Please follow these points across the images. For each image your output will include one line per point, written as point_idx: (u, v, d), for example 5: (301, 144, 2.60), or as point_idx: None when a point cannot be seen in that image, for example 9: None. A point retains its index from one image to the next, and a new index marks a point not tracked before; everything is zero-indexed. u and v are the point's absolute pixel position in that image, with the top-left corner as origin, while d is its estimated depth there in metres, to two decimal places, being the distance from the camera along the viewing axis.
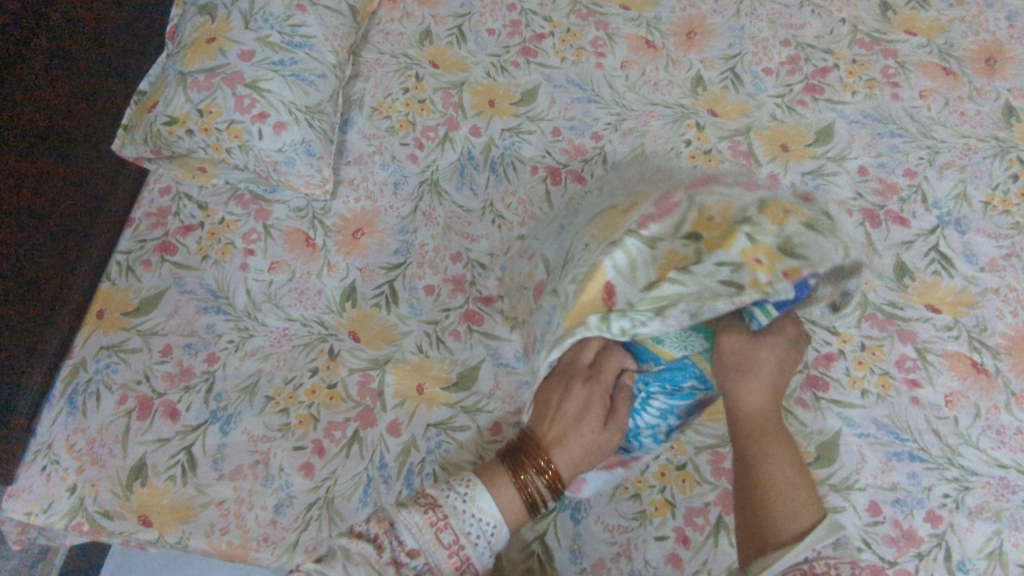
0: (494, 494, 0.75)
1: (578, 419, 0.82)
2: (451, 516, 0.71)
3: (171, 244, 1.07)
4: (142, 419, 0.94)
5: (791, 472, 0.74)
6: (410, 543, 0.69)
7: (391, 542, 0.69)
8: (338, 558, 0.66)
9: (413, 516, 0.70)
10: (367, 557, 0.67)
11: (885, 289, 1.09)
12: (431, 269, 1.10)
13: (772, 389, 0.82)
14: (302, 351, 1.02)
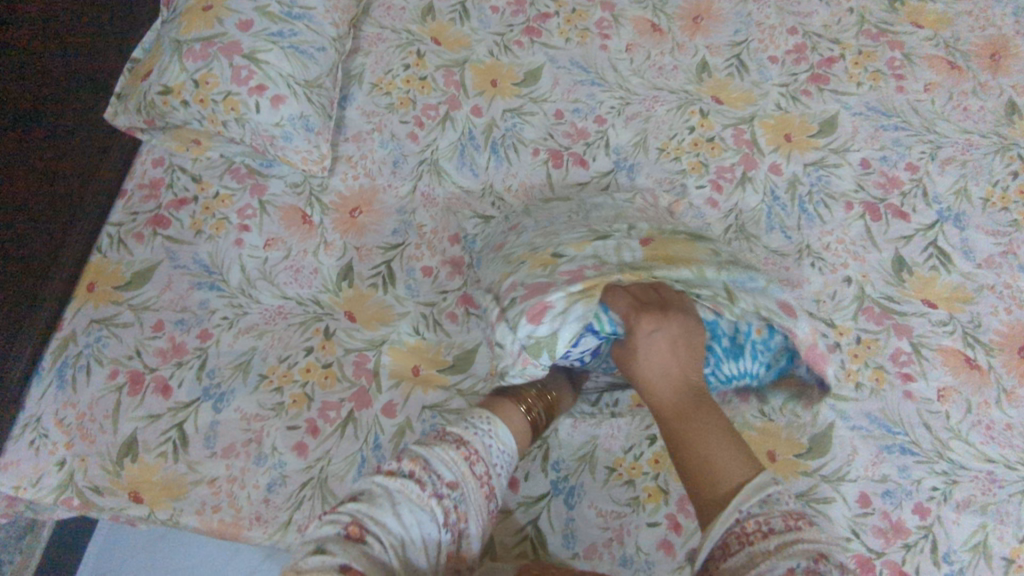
0: (507, 420, 0.84)
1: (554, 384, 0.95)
2: (481, 450, 0.74)
3: (164, 217, 1.05)
4: (133, 394, 0.92)
5: (718, 441, 0.74)
6: (447, 476, 0.68)
7: (430, 477, 0.67)
8: (380, 499, 0.63)
9: (447, 452, 0.71)
10: (408, 495, 0.65)
11: (883, 283, 1.09)
12: (429, 250, 1.09)
13: (669, 380, 0.81)
14: (297, 329, 1.01)
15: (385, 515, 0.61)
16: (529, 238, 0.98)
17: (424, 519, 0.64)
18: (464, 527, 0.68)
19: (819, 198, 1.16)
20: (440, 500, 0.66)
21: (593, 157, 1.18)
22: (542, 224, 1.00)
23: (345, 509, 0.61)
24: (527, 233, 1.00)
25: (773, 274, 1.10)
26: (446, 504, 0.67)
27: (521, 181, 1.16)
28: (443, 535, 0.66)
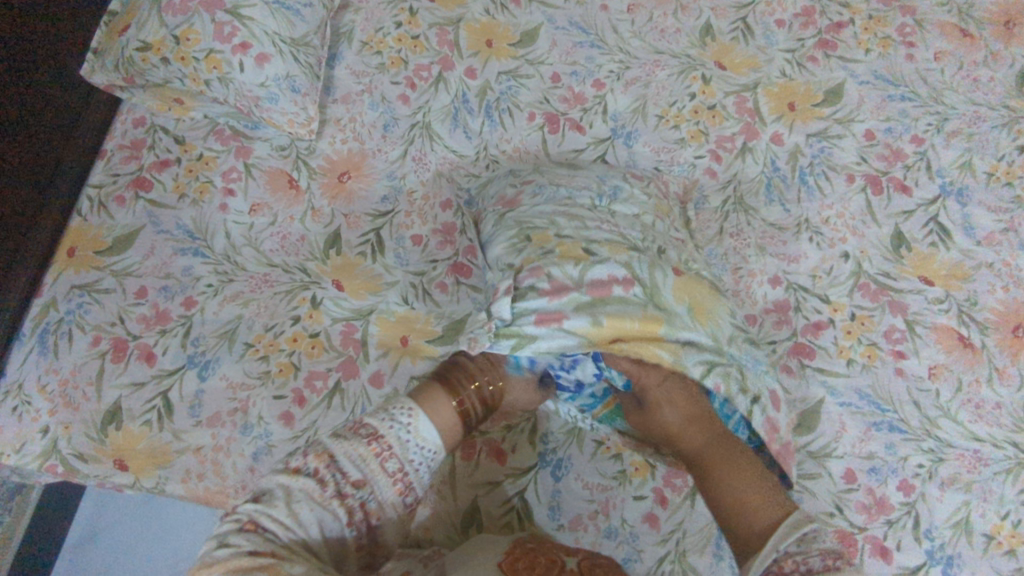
0: (433, 414, 0.75)
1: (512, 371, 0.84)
2: (395, 445, 0.70)
3: (146, 180, 1.02)
4: (116, 361, 0.91)
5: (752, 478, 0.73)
6: (353, 473, 0.66)
7: (334, 475, 0.65)
8: (281, 499, 0.62)
9: (357, 448, 0.68)
10: (310, 493, 0.63)
11: (880, 259, 1.07)
12: (420, 218, 1.06)
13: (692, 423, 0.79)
14: (283, 298, 0.99)
15: (282, 513, 0.61)
16: (541, 209, 0.91)
17: (326, 516, 0.63)
18: (374, 522, 0.67)
19: (820, 169, 1.13)
20: (344, 499, 0.65)
21: (590, 123, 1.14)
22: (556, 199, 0.94)
23: (241, 509, 0.60)
24: (546, 206, 0.92)
25: (770, 248, 1.08)
26: (350, 504, 0.65)
27: (515, 146, 1.13)
28: (348, 532, 0.64)
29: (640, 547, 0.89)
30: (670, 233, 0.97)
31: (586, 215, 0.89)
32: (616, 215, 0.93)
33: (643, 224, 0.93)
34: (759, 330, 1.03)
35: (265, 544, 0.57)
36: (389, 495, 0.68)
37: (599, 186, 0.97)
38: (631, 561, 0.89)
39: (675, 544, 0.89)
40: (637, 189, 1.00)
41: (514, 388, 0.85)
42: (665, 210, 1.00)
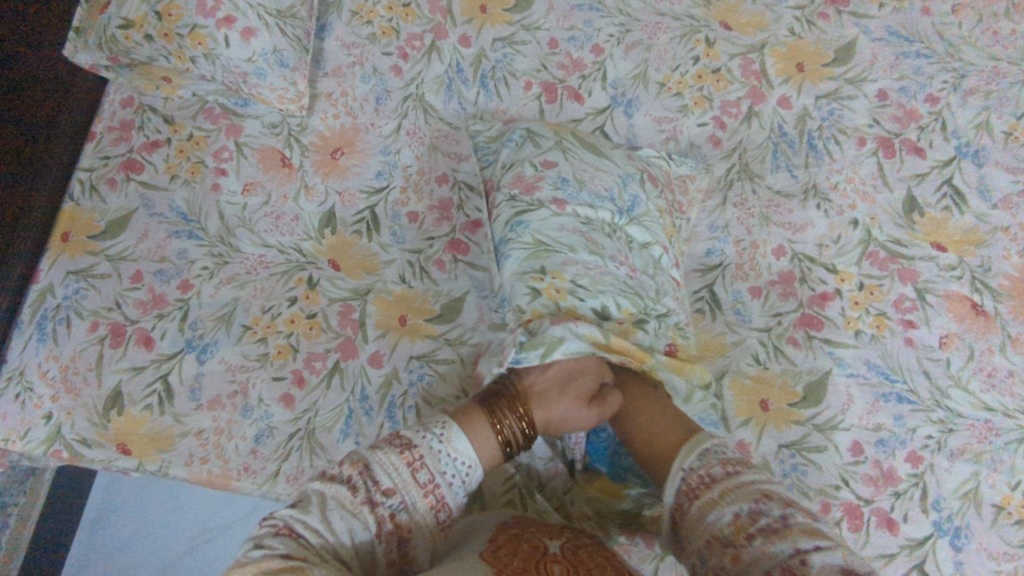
0: (473, 435, 0.68)
1: (560, 386, 0.74)
2: (426, 456, 0.64)
3: (137, 161, 1.01)
4: (115, 346, 0.91)
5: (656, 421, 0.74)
6: (385, 481, 0.61)
7: (366, 482, 0.60)
8: (313, 502, 0.58)
9: (389, 456, 0.62)
10: (341, 500, 0.59)
11: (891, 226, 1.04)
12: (415, 195, 1.04)
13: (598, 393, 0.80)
14: (279, 279, 0.98)
15: (316, 519, 0.56)
16: (556, 220, 0.88)
17: (357, 525, 0.58)
18: (407, 536, 0.61)
19: (830, 133, 1.09)
20: (374, 506, 0.59)
21: (589, 90, 1.10)
22: (577, 204, 0.90)
23: (277, 514, 0.56)
24: (566, 219, 0.88)
25: (775, 218, 1.05)
26: (380, 514, 0.59)
27: (511, 116, 1.09)
28: (377, 544, 0.59)
29: None
30: (670, 266, 0.94)
31: (604, 249, 0.87)
32: (630, 247, 0.90)
33: (651, 263, 0.91)
34: (764, 303, 1.01)
35: (299, 552, 0.53)
36: (422, 509, 0.62)
37: (619, 190, 0.94)
38: None
39: None
40: (654, 205, 0.97)
41: (563, 399, 0.74)
42: (673, 232, 0.97)
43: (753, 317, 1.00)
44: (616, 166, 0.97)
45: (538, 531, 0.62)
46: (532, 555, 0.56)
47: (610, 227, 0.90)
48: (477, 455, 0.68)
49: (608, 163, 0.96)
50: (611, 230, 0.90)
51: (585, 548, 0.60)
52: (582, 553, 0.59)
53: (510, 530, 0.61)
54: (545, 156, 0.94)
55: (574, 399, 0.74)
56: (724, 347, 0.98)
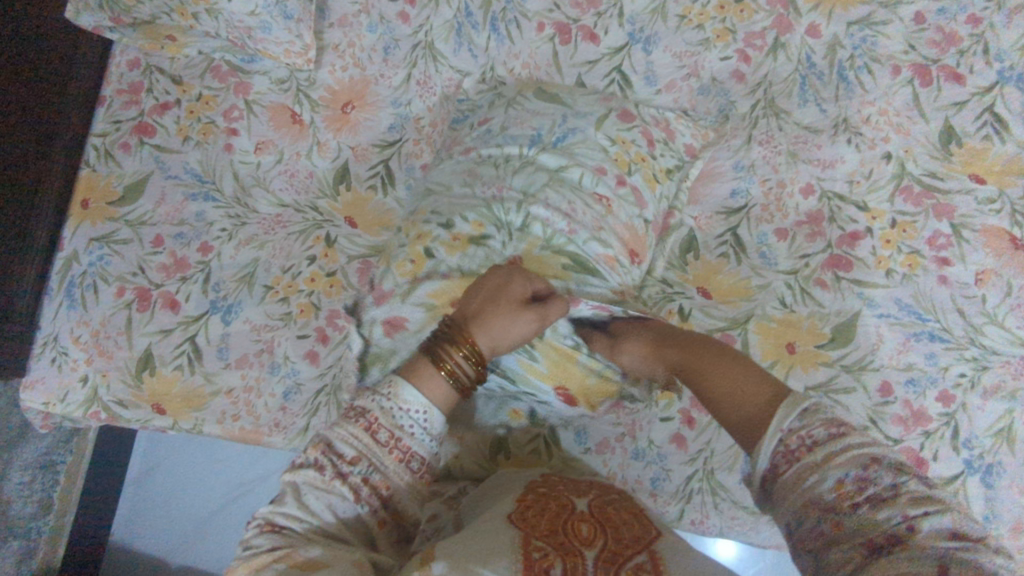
0: (420, 379, 0.59)
1: (494, 296, 0.65)
2: (379, 415, 0.57)
3: (149, 124, 1.00)
4: (142, 310, 0.93)
5: (737, 373, 0.59)
6: (348, 451, 0.56)
7: (331, 457, 0.56)
8: (288, 492, 0.55)
9: (345, 428, 0.56)
10: (311, 482, 0.55)
11: (926, 158, 0.99)
12: (429, 148, 1.02)
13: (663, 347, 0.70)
14: (297, 238, 0.98)
15: (295, 509, 0.53)
16: (451, 170, 0.88)
17: (335, 500, 0.54)
18: (387, 492, 0.56)
19: (862, 62, 1.03)
20: (343, 479, 0.55)
21: (605, 29, 1.05)
22: (486, 146, 0.88)
23: (257, 512, 0.54)
24: (464, 161, 0.88)
25: (803, 155, 1.01)
26: (352, 484, 0.55)
27: (523, 62, 1.05)
28: (362, 511, 0.55)
29: (669, 467, 0.90)
30: (604, 191, 0.84)
31: (484, 178, 0.84)
32: (526, 174, 0.83)
33: (554, 180, 0.83)
34: (791, 245, 0.98)
35: (284, 539, 0.51)
36: (391, 464, 0.56)
37: (550, 127, 0.88)
38: (660, 480, 0.90)
39: (704, 463, 0.89)
40: (602, 138, 0.88)
41: (501, 308, 0.64)
42: (621, 164, 0.87)
43: (779, 260, 0.97)
44: (569, 107, 0.91)
45: (568, 488, 0.60)
46: (559, 514, 0.54)
47: (512, 158, 0.86)
48: (432, 398, 0.59)
49: (558, 104, 0.92)
50: (510, 162, 0.85)
51: (612, 504, 0.58)
52: (609, 509, 0.56)
53: (538, 490, 0.59)
54: (486, 115, 0.94)
55: (509, 303, 0.65)
56: (750, 291, 0.96)
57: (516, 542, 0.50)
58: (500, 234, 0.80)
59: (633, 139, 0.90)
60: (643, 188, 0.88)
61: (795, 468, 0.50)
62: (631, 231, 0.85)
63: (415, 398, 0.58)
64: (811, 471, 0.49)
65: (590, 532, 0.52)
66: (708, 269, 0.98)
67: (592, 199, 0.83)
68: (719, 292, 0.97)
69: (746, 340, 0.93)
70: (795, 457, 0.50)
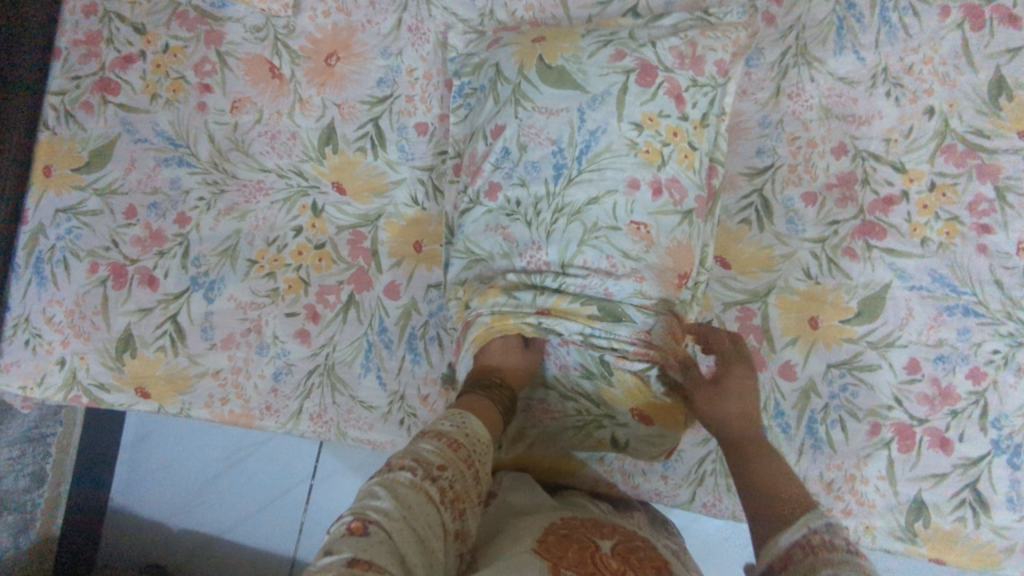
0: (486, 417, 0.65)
1: (505, 354, 0.74)
2: (459, 436, 0.57)
3: (111, 81, 0.90)
4: (118, 288, 0.87)
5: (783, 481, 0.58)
6: (434, 459, 0.53)
7: (416, 462, 0.52)
8: (380, 488, 0.48)
9: (428, 444, 0.55)
10: (403, 481, 0.50)
11: (972, 113, 0.89)
12: (423, 104, 0.92)
13: (731, 413, 0.67)
14: (282, 207, 0.90)
15: (387, 502, 0.47)
16: (485, 219, 0.79)
17: (424, 504, 0.49)
18: (464, 508, 0.53)
19: (907, 2, 0.91)
20: (436, 481, 0.51)
21: None
22: (511, 181, 0.78)
23: (343, 513, 0.46)
24: (494, 214, 0.79)
25: (836, 110, 0.91)
26: (441, 487, 0.51)
27: None
28: (444, 515, 0.50)
29: (681, 447, 0.86)
30: (643, 215, 0.73)
31: (520, 245, 0.76)
32: (558, 230, 0.74)
33: (588, 224, 0.73)
34: (819, 211, 0.90)
35: (380, 541, 0.44)
36: (468, 478, 0.55)
37: (570, 134, 0.76)
38: (671, 461, 0.86)
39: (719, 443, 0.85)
40: (627, 130, 0.75)
41: (517, 359, 0.75)
42: (652, 158, 0.75)
43: (806, 227, 0.90)
44: (583, 91, 0.77)
45: (589, 529, 0.55)
46: (584, 554, 0.49)
47: (541, 203, 0.76)
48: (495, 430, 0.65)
49: (570, 87, 0.78)
50: (541, 215, 0.76)
51: (638, 554, 0.52)
52: (635, 559, 0.51)
53: (559, 530, 0.54)
54: (496, 122, 0.80)
55: (516, 352, 0.75)
56: (772, 262, 0.90)
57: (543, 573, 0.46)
58: (527, 292, 0.74)
59: (661, 111, 0.76)
60: (682, 176, 0.75)
61: (809, 561, 0.47)
62: (676, 250, 0.74)
63: (469, 428, 0.60)
64: (823, 565, 0.45)
65: (620, 565, 0.49)
66: (728, 236, 0.91)
67: (629, 236, 0.73)
68: (739, 263, 0.90)
69: (766, 314, 0.89)
70: (812, 550, 0.47)
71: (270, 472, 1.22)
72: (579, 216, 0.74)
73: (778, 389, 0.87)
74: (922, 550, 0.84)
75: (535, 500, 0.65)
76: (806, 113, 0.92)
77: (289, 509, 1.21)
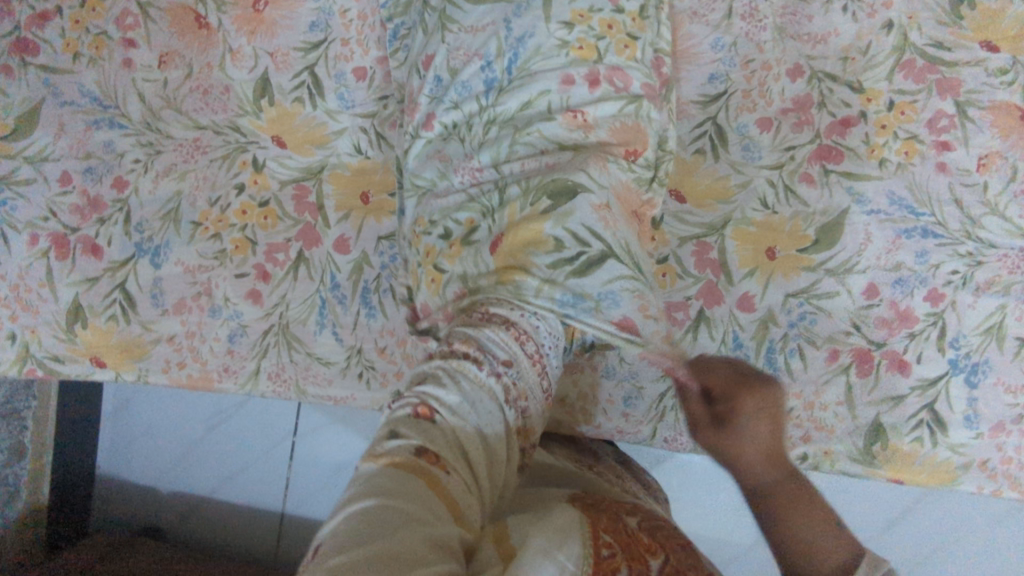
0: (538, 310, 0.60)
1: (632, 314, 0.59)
2: (528, 328, 0.56)
3: (29, 41, 0.87)
4: (62, 258, 0.85)
5: (820, 529, 0.54)
6: (501, 353, 0.52)
7: (484, 356, 0.51)
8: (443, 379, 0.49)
9: (497, 331, 0.54)
10: (466, 374, 0.49)
11: (931, 25, 0.85)
12: (360, 46, 0.86)
13: (761, 451, 0.58)
14: (221, 165, 0.87)
15: (451, 395, 0.47)
16: (427, 152, 0.75)
17: (486, 398, 0.49)
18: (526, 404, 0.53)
19: None
20: (498, 377, 0.51)
21: None
22: (444, 105, 0.73)
23: (409, 394, 0.47)
24: (431, 140, 0.74)
25: (791, 29, 0.88)
26: (506, 384, 0.51)
27: None
28: (506, 414, 0.50)
29: (641, 383, 0.86)
30: (579, 105, 0.68)
31: (455, 162, 0.71)
32: (491, 139, 0.69)
33: (522, 126, 0.68)
34: (775, 136, 0.87)
35: (440, 438, 0.44)
36: (532, 377, 0.54)
37: (498, 45, 0.71)
38: (632, 398, 0.86)
39: None
40: (557, 30, 0.70)
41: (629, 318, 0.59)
42: (587, 54, 0.70)
43: (762, 154, 0.87)
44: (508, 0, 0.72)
45: (614, 505, 0.51)
46: (615, 521, 0.46)
47: (474, 119, 0.71)
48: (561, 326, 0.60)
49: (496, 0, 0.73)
50: (474, 129, 0.71)
51: (664, 529, 0.49)
52: (662, 532, 0.48)
53: (584, 500, 0.51)
54: (426, 53, 0.76)
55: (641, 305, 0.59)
56: (728, 193, 0.88)
57: (582, 528, 0.42)
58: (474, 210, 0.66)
59: (592, 6, 0.71)
60: (624, 66, 0.71)
61: None
62: (620, 131, 0.68)
63: (545, 318, 0.58)
64: None
65: (652, 542, 0.44)
66: (682, 168, 0.89)
67: (565, 125, 0.67)
68: (694, 196, 0.88)
69: (722, 247, 0.87)
70: None
71: (248, 434, 1.22)
72: (512, 123, 0.69)
73: (737, 321, 0.87)
74: (880, 472, 0.85)
75: (550, 468, 0.63)
76: (760, 33, 0.88)
77: (273, 467, 1.22)
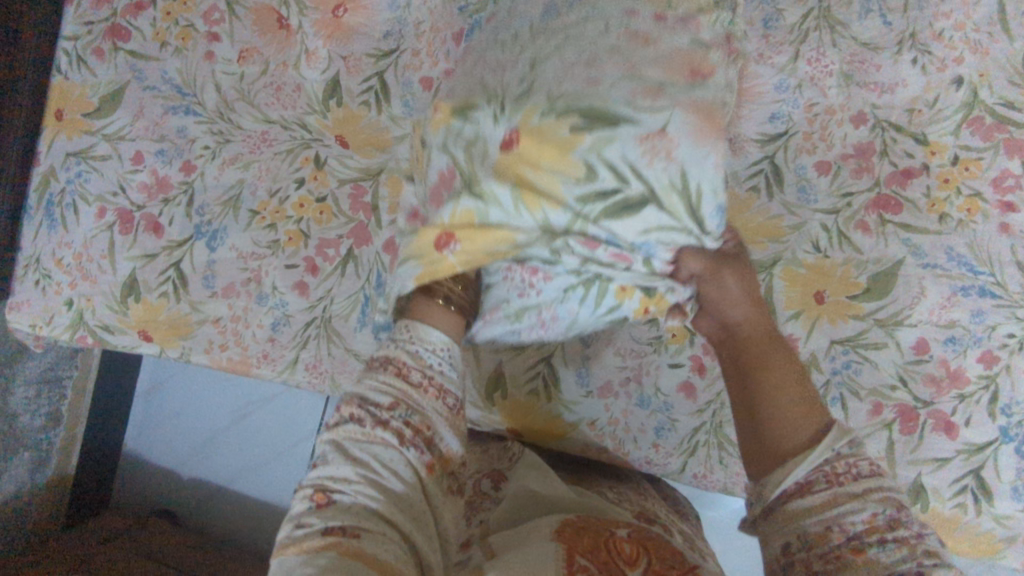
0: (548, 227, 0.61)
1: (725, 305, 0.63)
2: (409, 360, 0.60)
3: (122, 27, 0.92)
4: (125, 233, 0.89)
5: (786, 394, 0.55)
6: (385, 399, 0.56)
7: (368, 409, 0.55)
8: (331, 452, 0.53)
9: (375, 378, 0.58)
10: (352, 437, 0.54)
11: (1003, 84, 0.84)
12: (430, 57, 0.89)
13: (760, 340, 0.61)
14: (285, 158, 0.90)
15: (342, 468, 0.51)
16: None
17: (379, 450, 0.53)
18: (430, 434, 0.56)
19: None
20: (385, 425, 0.54)
21: None
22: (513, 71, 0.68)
23: (306, 484, 0.52)
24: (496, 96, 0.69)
25: (858, 77, 0.87)
26: (396, 426, 0.54)
27: None
28: (407, 453, 0.54)
29: (675, 416, 0.85)
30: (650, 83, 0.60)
31: None
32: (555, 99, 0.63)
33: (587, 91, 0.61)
34: (833, 181, 0.87)
35: (342, 511, 0.49)
36: (427, 402, 0.57)
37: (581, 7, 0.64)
38: (663, 430, 0.84)
39: (713, 415, 0.84)
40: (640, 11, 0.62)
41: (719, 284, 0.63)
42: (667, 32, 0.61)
43: (818, 198, 0.87)
44: None
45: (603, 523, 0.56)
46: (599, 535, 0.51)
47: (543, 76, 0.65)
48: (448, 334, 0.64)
49: None
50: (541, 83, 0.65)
51: (652, 539, 0.54)
52: (650, 542, 0.53)
53: (574, 521, 0.55)
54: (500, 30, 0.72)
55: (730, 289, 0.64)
56: (781, 232, 0.87)
57: (561, 557, 0.47)
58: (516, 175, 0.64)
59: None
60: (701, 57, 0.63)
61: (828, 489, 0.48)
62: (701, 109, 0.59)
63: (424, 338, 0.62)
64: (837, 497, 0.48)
65: (633, 550, 0.50)
66: (736, 203, 0.89)
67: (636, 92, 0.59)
68: (747, 231, 0.87)
69: (770, 285, 0.86)
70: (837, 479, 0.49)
71: (273, 427, 1.24)
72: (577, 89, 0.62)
73: None
74: None
75: (555, 485, 0.67)
76: (825, 77, 0.88)
77: (294, 465, 1.22)
